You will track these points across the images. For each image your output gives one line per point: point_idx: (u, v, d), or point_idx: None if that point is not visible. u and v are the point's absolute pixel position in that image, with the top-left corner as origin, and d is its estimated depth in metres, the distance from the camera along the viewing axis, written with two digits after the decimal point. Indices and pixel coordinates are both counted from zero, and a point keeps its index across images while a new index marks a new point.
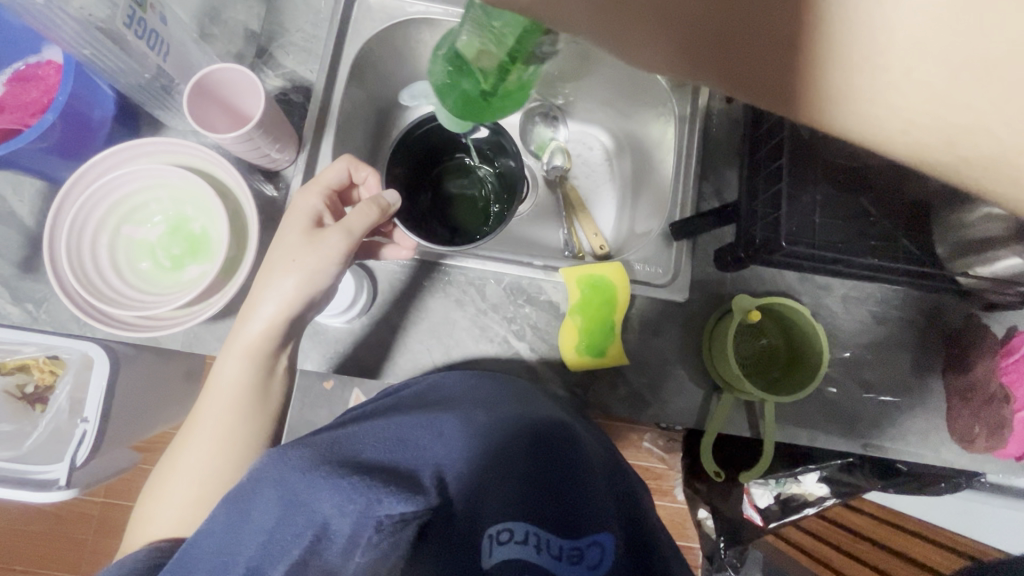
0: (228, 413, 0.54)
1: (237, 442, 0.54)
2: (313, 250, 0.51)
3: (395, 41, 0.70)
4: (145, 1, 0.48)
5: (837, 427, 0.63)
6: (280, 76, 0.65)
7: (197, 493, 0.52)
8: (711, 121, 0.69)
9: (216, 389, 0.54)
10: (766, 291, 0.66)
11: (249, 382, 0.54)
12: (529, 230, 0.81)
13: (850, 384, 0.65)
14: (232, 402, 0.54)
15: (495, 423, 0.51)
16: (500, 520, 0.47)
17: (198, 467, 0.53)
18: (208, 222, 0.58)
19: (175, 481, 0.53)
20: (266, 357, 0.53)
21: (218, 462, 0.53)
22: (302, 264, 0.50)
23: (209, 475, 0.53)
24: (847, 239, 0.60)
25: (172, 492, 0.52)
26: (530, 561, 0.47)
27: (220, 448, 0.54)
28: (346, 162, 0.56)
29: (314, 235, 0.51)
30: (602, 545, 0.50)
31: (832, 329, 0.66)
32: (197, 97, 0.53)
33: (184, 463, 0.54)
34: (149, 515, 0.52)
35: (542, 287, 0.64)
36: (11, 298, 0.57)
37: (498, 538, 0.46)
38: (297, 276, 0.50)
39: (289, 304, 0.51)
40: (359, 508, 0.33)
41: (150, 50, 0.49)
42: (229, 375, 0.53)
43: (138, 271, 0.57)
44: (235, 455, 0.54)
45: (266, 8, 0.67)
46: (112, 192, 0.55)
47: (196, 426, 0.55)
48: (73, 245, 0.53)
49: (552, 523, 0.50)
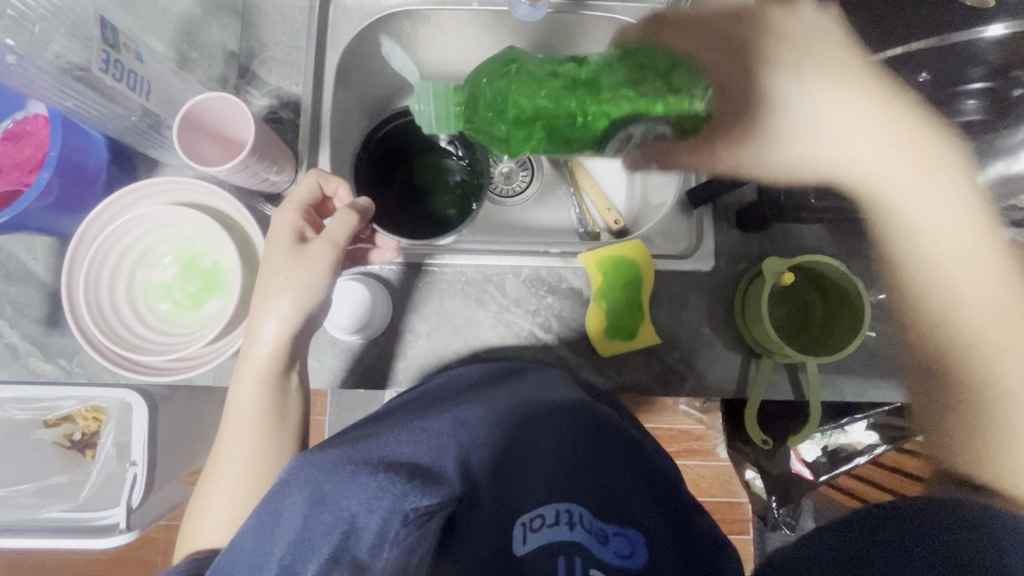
0: (248, 438, 0.54)
1: (262, 461, 0.54)
2: (304, 269, 0.50)
3: (376, 38, 0.68)
4: (117, 41, 0.45)
5: (884, 378, 0.61)
6: (266, 94, 0.63)
7: (234, 515, 0.53)
8: None
9: (235, 416, 0.54)
10: (796, 247, 0.63)
11: (265, 406, 0.54)
12: (540, 215, 0.79)
13: (894, 332, 0.62)
14: (250, 425, 0.54)
15: (517, 410, 0.51)
16: (538, 504, 0.44)
17: (230, 493, 0.53)
18: (219, 255, 0.57)
19: (211, 507, 0.53)
20: (276, 383, 0.53)
21: (246, 487, 0.53)
22: (294, 283, 0.50)
23: (242, 499, 0.53)
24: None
25: (209, 518, 0.53)
26: (567, 540, 0.41)
27: (245, 473, 0.53)
28: (314, 181, 0.55)
29: (300, 251, 0.50)
30: (629, 535, 0.43)
31: (869, 277, 0.63)
32: (186, 132, 0.51)
33: (216, 490, 0.54)
34: (191, 538, 0.53)
35: (562, 274, 0.62)
36: (43, 355, 0.59)
37: (531, 525, 0.43)
38: (291, 294, 0.50)
39: (289, 323, 0.51)
40: (386, 505, 0.36)
41: (131, 91, 0.47)
42: (246, 404, 0.53)
43: (158, 314, 0.57)
44: (262, 476, 0.54)
45: (240, 24, 0.64)
46: (121, 236, 0.54)
47: (221, 454, 0.54)
48: (92, 298, 0.53)
49: (587, 500, 0.44)
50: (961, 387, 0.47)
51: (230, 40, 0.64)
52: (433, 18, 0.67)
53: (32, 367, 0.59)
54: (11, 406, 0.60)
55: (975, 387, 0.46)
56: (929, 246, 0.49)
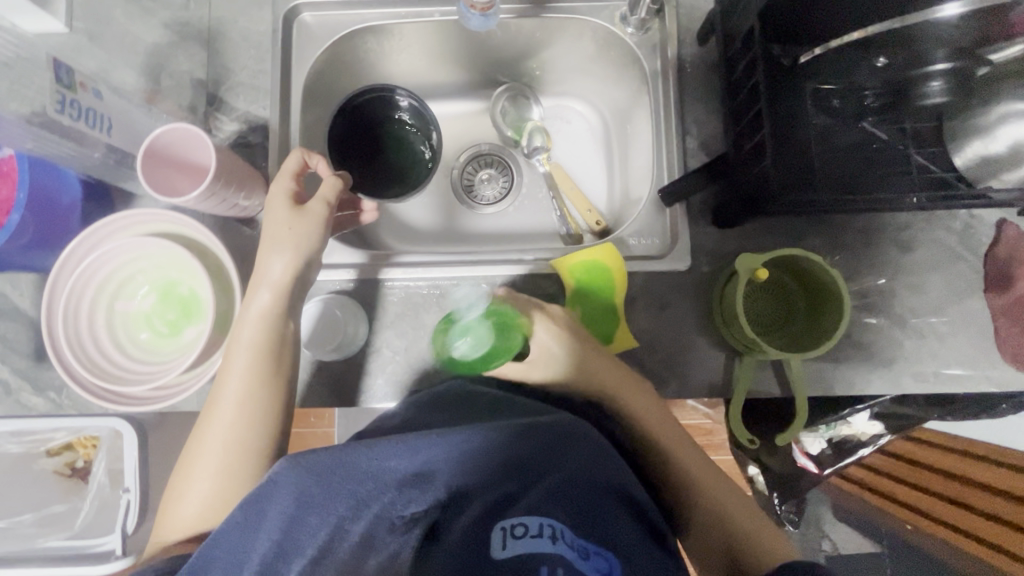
0: (247, 391, 0.50)
1: (263, 403, 0.51)
2: (299, 228, 0.53)
3: (342, 56, 0.68)
4: (73, 81, 0.46)
5: (873, 370, 0.60)
6: (234, 120, 0.64)
7: (233, 459, 0.48)
8: (685, 67, 0.64)
9: (233, 360, 0.51)
10: (776, 240, 0.61)
11: (267, 350, 0.51)
12: (521, 221, 0.78)
13: (882, 322, 0.60)
14: (249, 368, 0.50)
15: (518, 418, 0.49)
16: (524, 513, 0.40)
17: (226, 444, 0.49)
18: (195, 282, 0.58)
19: (198, 462, 0.48)
20: (276, 336, 0.52)
21: (248, 449, 0.49)
22: (296, 238, 0.52)
23: (240, 444, 0.49)
24: (849, 172, 0.53)
25: (194, 487, 0.48)
26: (548, 553, 0.37)
27: (244, 417, 0.50)
28: (301, 155, 0.56)
29: (297, 211, 0.53)
30: (608, 557, 0.39)
31: (855, 267, 0.61)
32: (150, 164, 0.51)
33: (212, 440, 0.49)
34: (180, 490, 0.48)
35: (537, 282, 0.62)
36: (33, 390, 0.61)
37: (512, 531, 0.39)
38: (293, 249, 0.52)
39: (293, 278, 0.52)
40: (373, 511, 0.36)
41: (92, 129, 0.48)
42: (246, 345, 0.51)
43: (139, 343, 0.58)
44: (262, 421, 0.50)
45: (207, 52, 0.65)
46: (97, 270, 0.55)
47: (217, 399, 0.50)
48: (72, 333, 0.54)
49: (573, 516, 0.41)
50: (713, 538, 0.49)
51: (197, 68, 0.65)
52: (398, 31, 0.67)
53: (24, 402, 0.60)
54: (6, 440, 0.61)
55: (718, 537, 0.49)
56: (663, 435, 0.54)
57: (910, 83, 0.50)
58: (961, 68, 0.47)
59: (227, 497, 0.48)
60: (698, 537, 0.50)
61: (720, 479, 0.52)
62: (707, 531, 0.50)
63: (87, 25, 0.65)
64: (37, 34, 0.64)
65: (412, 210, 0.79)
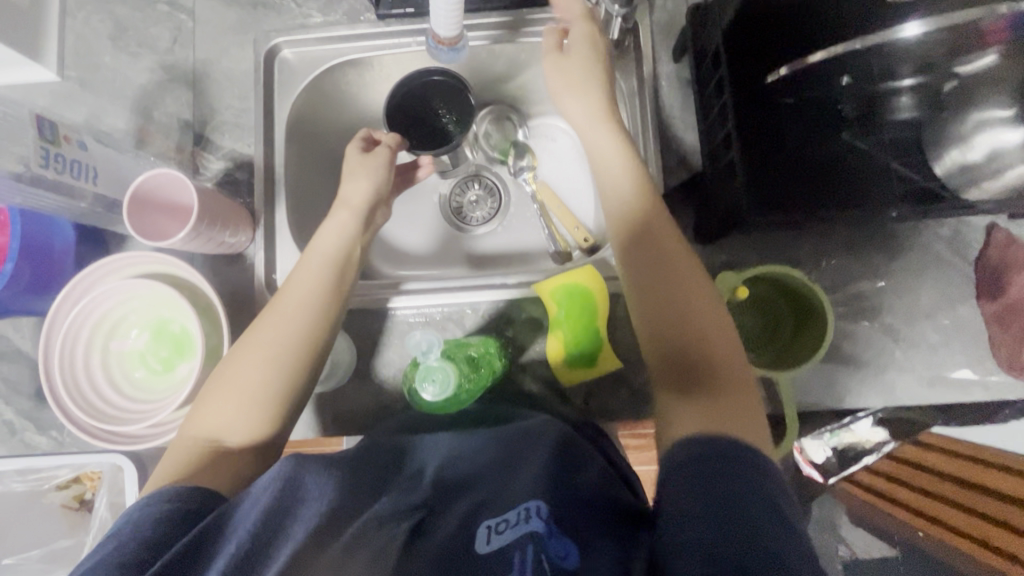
0: (303, 304, 0.54)
1: (318, 310, 0.54)
2: (368, 166, 0.59)
3: (324, 89, 0.69)
4: (57, 136, 0.49)
5: (866, 382, 0.59)
6: (221, 158, 0.65)
7: (278, 359, 0.51)
8: (662, 83, 0.63)
9: (304, 268, 0.56)
10: (764, 253, 0.60)
11: (335, 256, 0.56)
12: (510, 239, 0.79)
13: (873, 333, 0.59)
14: (318, 278, 0.55)
15: (497, 430, 0.51)
16: (506, 509, 0.42)
17: (278, 344, 0.52)
18: (185, 319, 0.59)
19: (247, 354, 0.51)
20: (343, 253, 0.57)
21: (289, 356, 0.52)
22: (367, 173, 0.59)
23: (287, 346, 0.52)
24: (817, 186, 0.54)
25: (240, 378, 0.50)
26: (524, 538, 0.39)
27: (302, 311, 0.53)
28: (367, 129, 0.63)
29: (366, 155, 0.60)
30: (567, 543, 0.40)
31: (844, 277, 0.60)
32: (135, 212, 0.53)
33: (267, 335, 0.52)
34: (222, 384, 0.50)
35: (521, 305, 0.62)
36: (36, 429, 0.63)
37: (495, 528, 0.41)
38: (365, 178, 0.59)
39: (363, 202, 0.59)
40: (362, 518, 0.38)
41: (78, 180, 0.50)
42: (319, 252, 0.56)
43: (133, 381, 0.59)
44: (310, 328, 0.53)
45: (192, 93, 0.67)
46: (92, 312, 0.57)
47: (280, 298, 0.54)
48: (69, 375, 0.55)
49: (555, 502, 0.42)
50: (668, 304, 0.50)
51: (184, 109, 0.67)
52: (376, 63, 0.68)
53: (28, 441, 0.62)
54: (11, 478, 0.63)
55: (669, 299, 0.50)
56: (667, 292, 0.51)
57: (879, 99, 0.54)
58: (930, 82, 0.51)
59: (257, 397, 0.50)
60: (642, 297, 0.51)
61: (737, 353, 0.48)
62: (659, 317, 0.50)
63: (79, 72, 0.67)
64: (30, 84, 0.67)
65: (404, 234, 0.80)
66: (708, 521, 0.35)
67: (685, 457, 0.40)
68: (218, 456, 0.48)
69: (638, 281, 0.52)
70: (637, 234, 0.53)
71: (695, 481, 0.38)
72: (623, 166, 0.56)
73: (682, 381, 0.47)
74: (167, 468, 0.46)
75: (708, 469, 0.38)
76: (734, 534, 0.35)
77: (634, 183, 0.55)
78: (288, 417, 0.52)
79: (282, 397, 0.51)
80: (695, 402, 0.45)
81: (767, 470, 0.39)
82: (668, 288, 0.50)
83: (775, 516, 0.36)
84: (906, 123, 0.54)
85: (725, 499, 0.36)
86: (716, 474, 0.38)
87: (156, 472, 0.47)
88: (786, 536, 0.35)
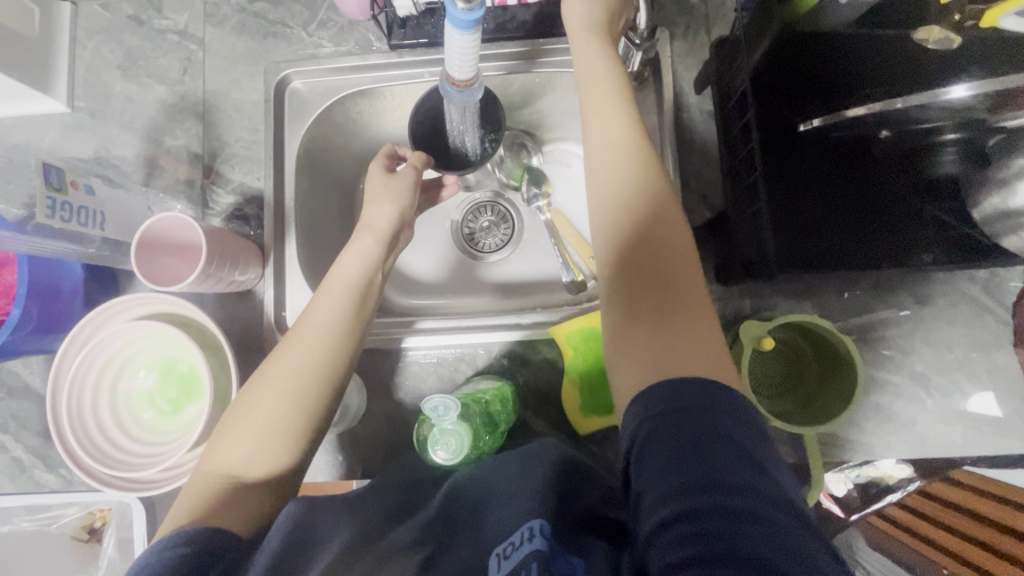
0: (325, 332, 0.48)
1: (342, 335, 0.49)
2: (394, 190, 0.55)
3: (335, 120, 0.67)
4: (64, 184, 0.50)
5: (896, 433, 0.56)
6: (230, 192, 0.64)
7: (303, 390, 0.46)
8: (683, 116, 0.61)
9: (325, 292, 0.51)
10: (790, 296, 0.58)
11: (361, 281, 0.51)
12: (520, 269, 0.75)
13: (902, 381, 0.57)
14: (339, 302, 0.50)
15: (503, 455, 0.47)
16: (510, 531, 0.38)
17: (299, 375, 0.46)
18: (193, 358, 0.58)
19: (265, 387, 0.46)
20: (366, 275, 0.52)
21: (308, 390, 0.46)
22: (393, 196, 0.55)
23: (312, 377, 0.47)
24: (854, 237, 0.51)
25: (257, 413, 0.45)
26: (529, 557, 0.35)
27: (326, 340, 0.48)
28: (392, 144, 0.59)
29: (391, 176, 0.56)
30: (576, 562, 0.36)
31: (875, 322, 0.58)
32: (144, 256, 0.53)
33: (286, 365, 0.47)
34: (241, 418, 0.45)
35: (535, 346, 0.60)
36: (45, 467, 0.62)
37: (505, 552, 0.37)
38: (389, 203, 0.55)
39: (389, 223, 0.54)
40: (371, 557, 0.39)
41: (85, 226, 0.51)
42: (343, 274, 0.51)
43: (142, 422, 0.58)
44: (335, 356, 0.48)
45: (202, 125, 0.66)
46: (100, 353, 0.56)
47: (300, 323, 0.49)
48: (76, 417, 0.54)
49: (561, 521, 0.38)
50: (638, 255, 0.43)
51: (194, 142, 0.66)
52: (388, 93, 0.67)
53: (36, 479, 0.62)
54: (20, 517, 0.62)
55: (644, 248, 0.43)
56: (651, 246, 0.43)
57: (918, 148, 0.52)
58: (971, 140, 0.49)
59: (278, 432, 0.45)
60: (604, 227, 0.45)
61: (704, 308, 0.41)
62: (627, 268, 0.43)
63: (88, 103, 0.66)
64: (40, 116, 0.66)
65: (411, 259, 0.76)
66: (683, 485, 0.32)
67: (648, 415, 0.35)
68: (239, 493, 0.42)
69: (614, 218, 0.45)
70: (611, 178, 0.46)
71: (662, 439, 0.34)
72: (618, 103, 0.48)
73: (633, 331, 0.41)
74: (180, 511, 0.41)
75: (674, 422, 0.34)
76: (709, 495, 0.31)
77: (629, 125, 0.47)
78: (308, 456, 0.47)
79: (305, 432, 0.46)
80: (650, 354, 0.39)
81: (745, 416, 0.34)
82: (642, 236, 0.43)
83: (751, 467, 0.32)
84: (945, 179, 0.51)
85: (712, 464, 0.32)
86: (701, 429, 0.33)
87: (171, 513, 0.41)
88: (765, 490, 0.31)
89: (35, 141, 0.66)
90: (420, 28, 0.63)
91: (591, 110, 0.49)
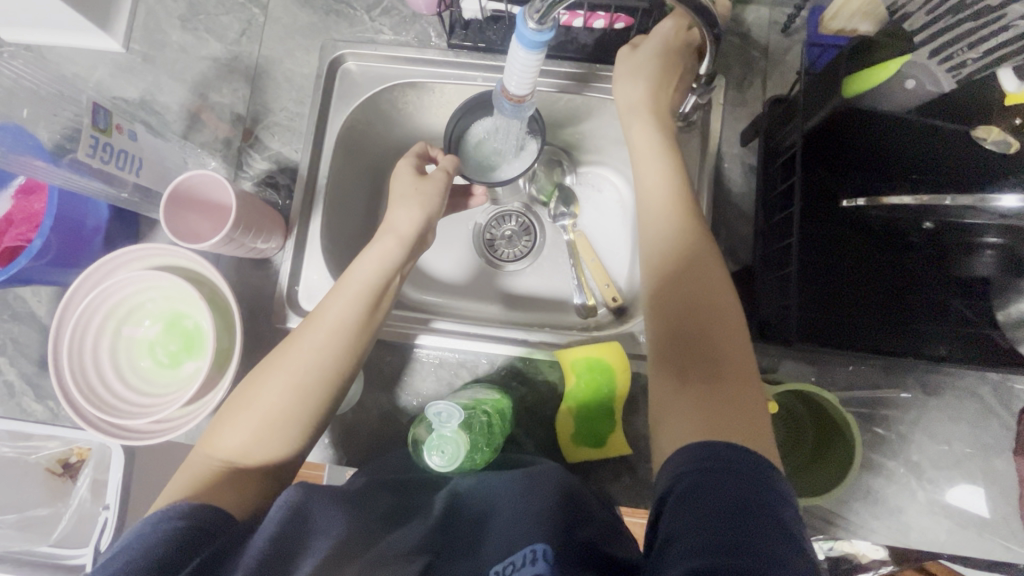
0: (338, 328, 0.49)
1: (356, 335, 0.49)
2: (424, 193, 0.55)
3: (381, 107, 0.67)
4: (109, 126, 0.50)
5: (882, 519, 0.56)
6: (266, 159, 0.65)
7: (311, 382, 0.46)
8: (724, 165, 0.61)
9: (342, 288, 0.51)
10: (800, 363, 0.57)
11: (380, 282, 0.51)
12: (536, 284, 0.75)
13: (897, 468, 0.56)
14: (355, 302, 0.50)
15: (515, 474, 0.47)
16: (510, 551, 0.38)
17: (307, 367, 0.47)
18: (200, 316, 0.58)
19: (272, 373, 0.46)
20: (387, 277, 0.52)
21: (314, 383, 0.47)
22: (422, 198, 0.55)
23: (326, 373, 0.47)
24: (877, 322, 0.51)
25: (262, 398, 0.45)
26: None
27: (337, 336, 0.48)
28: (426, 144, 0.60)
29: (422, 178, 0.56)
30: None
31: (879, 404, 0.57)
32: (174, 209, 0.53)
33: (297, 355, 0.47)
34: (250, 401, 0.46)
35: (539, 366, 0.60)
36: (34, 396, 0.62)
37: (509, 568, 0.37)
38: (418, 205, 0.55)
39: (416, 226, 0.54)
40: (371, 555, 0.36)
41: (120, 170, 0.52)
42: (361, 272, 0.51)
43: (139, 370, 0.58)
44: (344, 353, 0.48)
45: (250, 88, 0.66)
46: (109, 297, 0.56)
47: (315, 315, 0.49)
48: (76, 355, 0.54)
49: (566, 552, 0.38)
50: (678, 319, 0.44)
51: (239, 103, 0.66)
52: (438, 89, 0.67)
53: (23, 407, 0.62)
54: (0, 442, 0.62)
55: (678, 312, 0.44)
56: (690, 300, 0.44)
57: (955, 247, 0.51)
58: (1012, 247, 0.49)
59: (288, 422, 0.46)
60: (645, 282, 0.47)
61: (739, 360, 0.42)
62: (665, 334, 0.44)
63: (143, 47, 0.67)
64: (93, 51, 0.66)
65: (430, 253, 0.76)
66: (710, 542, 0.31)
67: (682, 471, 0.35)
68: (237, 478, 0.43)
69: (658, 283, 0.46)
70: (655, 239, 0.48)
71: (693, 499, 0.33)
72: (666, 168, 0.50)
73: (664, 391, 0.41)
74: (178, 486, 0.42)
75: (711, 481, 0.34)
76: (736, 556, 0.30)
77: (673, 190, 0.49)
78: (308, 444, 0.48)
79: (311, 424, 0.47)
80: (687, 417, 0.39)
81: (779, 488, 0.34)
82: (678, 298, 0.45)
83: (782, 538, 0.31)
84: (979, 280, 0.51)
85: (740, 527, 0.31)
86: (732, 489, 0.33)
87: (162, 491, 0.42)
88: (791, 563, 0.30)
89: (84, 74, 0.66)
90: (480, 33, 0.64)
91: (642, 175, 0.51)
